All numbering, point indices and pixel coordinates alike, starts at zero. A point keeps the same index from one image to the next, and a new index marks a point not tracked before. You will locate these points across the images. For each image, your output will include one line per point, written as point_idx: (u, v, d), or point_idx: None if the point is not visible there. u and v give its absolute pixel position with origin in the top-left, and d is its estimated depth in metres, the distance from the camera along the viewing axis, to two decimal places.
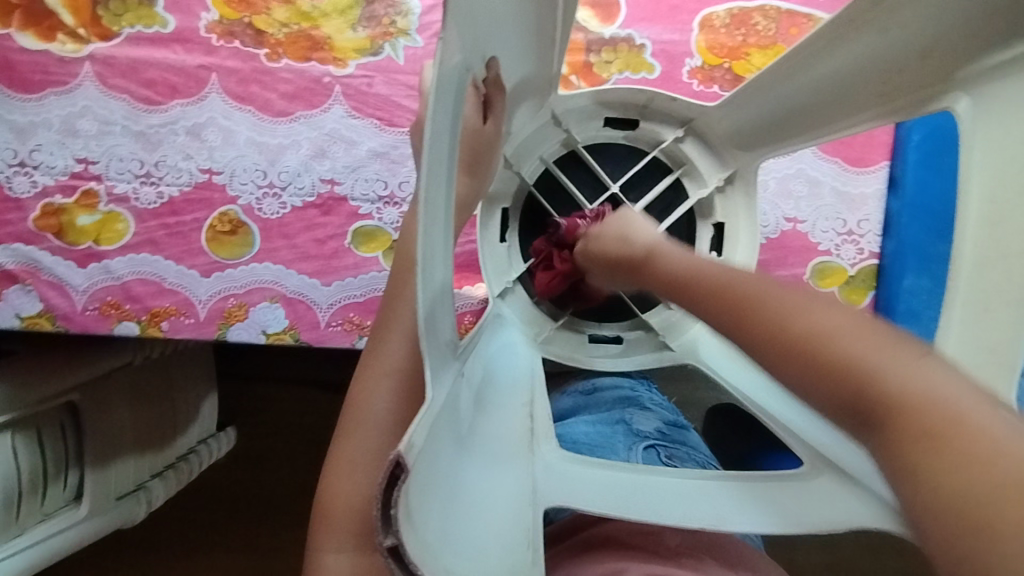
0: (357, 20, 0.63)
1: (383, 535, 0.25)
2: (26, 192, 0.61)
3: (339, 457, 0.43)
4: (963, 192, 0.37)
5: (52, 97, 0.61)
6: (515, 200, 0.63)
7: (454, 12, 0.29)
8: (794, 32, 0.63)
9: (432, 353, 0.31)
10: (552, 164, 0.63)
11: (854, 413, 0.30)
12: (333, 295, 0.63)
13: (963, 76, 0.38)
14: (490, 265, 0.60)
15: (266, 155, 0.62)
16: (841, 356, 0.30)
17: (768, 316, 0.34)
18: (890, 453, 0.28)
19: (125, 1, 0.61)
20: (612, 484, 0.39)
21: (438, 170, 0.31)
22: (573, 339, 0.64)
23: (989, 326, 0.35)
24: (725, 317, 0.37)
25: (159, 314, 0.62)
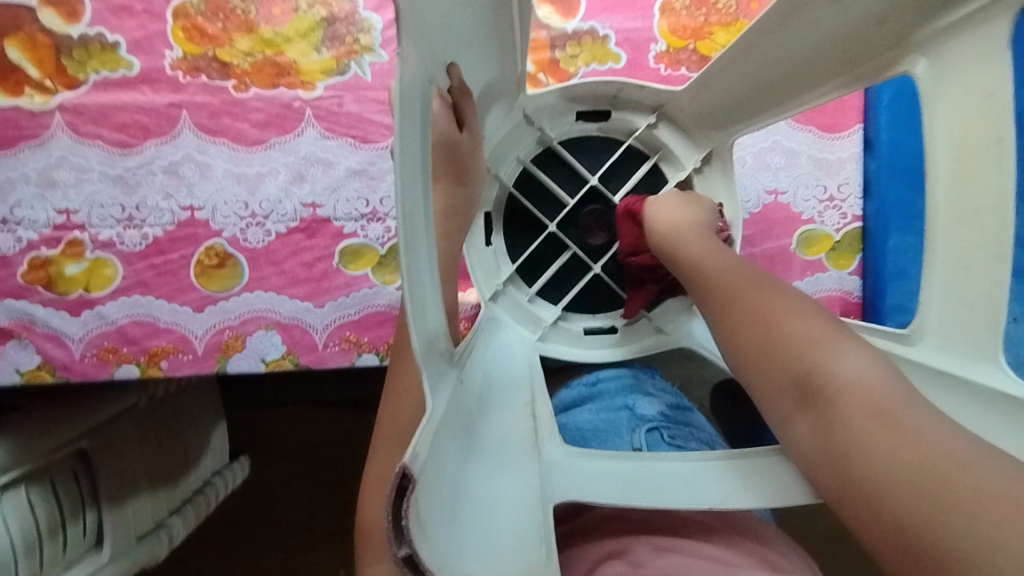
0: (320, 41, 0.62)
1: (397, 546, 0.26)
2: (12, 249, 0.62)
3: (372, 477, 0.44)
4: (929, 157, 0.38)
5: (26, 151, 0.61)
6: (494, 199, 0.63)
7: (408, 28, 0.29)
8: (754, 6, 0.64)
9: (428, 364, 0.31)
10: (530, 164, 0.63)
11: (792, 390, 0.40)
12: (328, 316, 0.64)
13: (920, 41, 0.39)
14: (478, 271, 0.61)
15: (247, 185, 0.63)
16: (814, 381, 0.39)
17: (741, 310, 0.44)
18: (823, 438, 0.37)
19: (88, 47, 0.61)
20: (619, 478, 0.41)
21: (410, 183, 0.31)
22: (568, 334, 0.64)
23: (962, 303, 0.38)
24: (717, 305, 0.46)
25: (157, 354, 0.63)
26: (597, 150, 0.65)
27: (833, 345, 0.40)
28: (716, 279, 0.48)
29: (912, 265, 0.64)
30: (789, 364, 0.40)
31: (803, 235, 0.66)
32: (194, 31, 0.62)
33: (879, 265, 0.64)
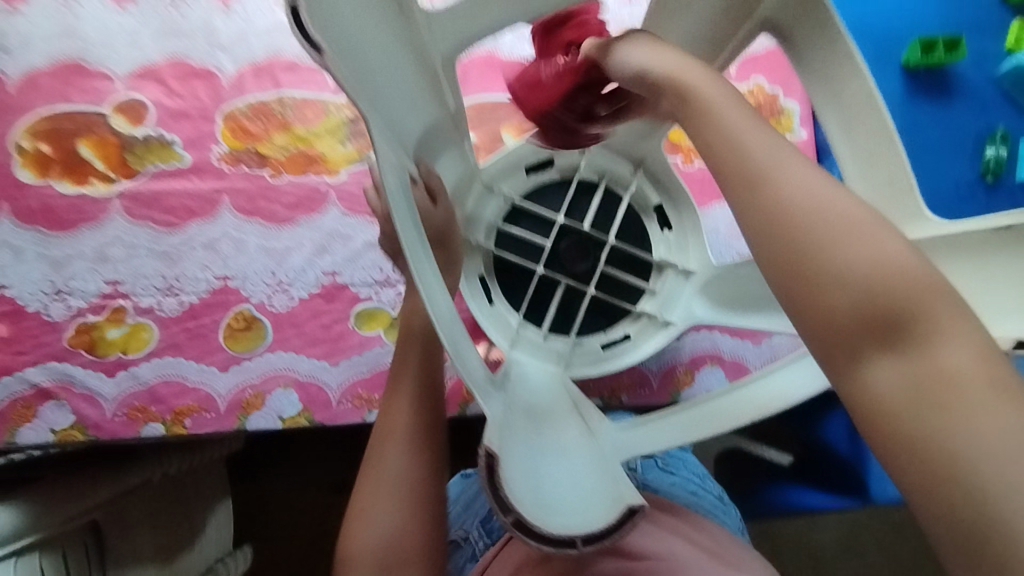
0: (345, 137, 0.73)
1: (505, 514, 0.36)
2: (62, 316, 0.69)
3: (355, 509, 0.54)
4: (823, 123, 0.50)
5: (85, 231, 0.70)
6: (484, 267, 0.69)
7: (371, 121, 0.37)
8: None
9: (478, 387, 0.39)
10: (503, 226, 0.69)
11: (874, 323, 0.31)
12: (342, 374, 0.69)
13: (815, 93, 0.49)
14: (490, 327, 0.66)
15: (275, 257, 0.71)
16: (817, 213, 0.33)
17: (807, 231, 0.32)
18: (904, 378, 0.30)
19: (148, 144, 0.72)
20: (663, 439, 0.47)
21: (415, 247, 0.38)
22: (590, 355, 0.69)
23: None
24: (778, 223, 0.33)
25: (182, 412, 0.68)
26: (555, 194, 0.71)
27: (874, 240, 0.32)
28: (785, 188, 0.33)
29: None
30: (803, 251, 0.32)
31: None
32: (239, 130, 0.73)
33: None
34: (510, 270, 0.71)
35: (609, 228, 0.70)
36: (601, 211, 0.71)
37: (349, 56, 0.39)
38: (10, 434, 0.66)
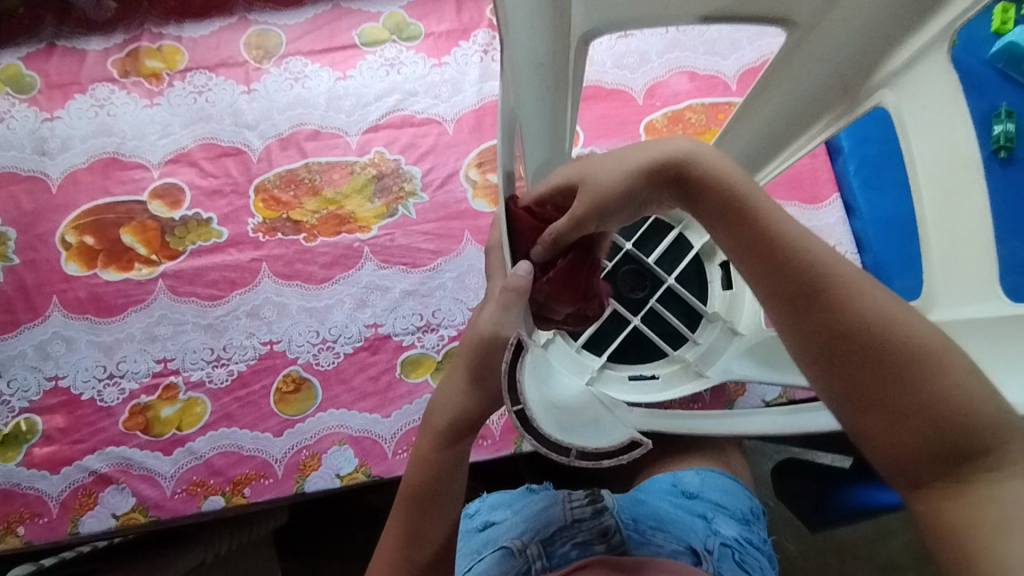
0: (372, 193, 0.75)
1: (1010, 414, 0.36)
2: (116, 400, 0.69)
3: None
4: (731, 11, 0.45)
5: (133, 313, 0.72)
6: (618, 370, 0.69)
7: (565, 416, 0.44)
8: (721, 117, 0.78)
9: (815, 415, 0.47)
10: (580, 343, 0.70)
11: (889, 382, 0.32)
12: (395, 425, 0.69)
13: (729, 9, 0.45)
14: (678, 389, 0.67)
15: (317, 316, 0.72)
16: (906, 344, 0.32)
17: (841, 297, 0.34)
18: (961, 505, 0.30)
19: (187, 225, 0.74)
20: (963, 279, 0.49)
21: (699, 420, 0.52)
22: (726, 301, 0.69)
23: (944, 155, 0.44)
24: (800, 288, 0.35)
25: (241, 481, 0.67)
26: None
27: (950, 376, 0.31)
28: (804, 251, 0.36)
29: (911, 264, 0.71)
30: (880, 371, 0.32)
31: None
32: (272, 201, 0.75)
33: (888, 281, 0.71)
34: (625, 350, 0.71)
35: (621, 247, 0.72)
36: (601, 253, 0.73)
37: (595, 431, 0.43)
38: (73, 524, 0.66)
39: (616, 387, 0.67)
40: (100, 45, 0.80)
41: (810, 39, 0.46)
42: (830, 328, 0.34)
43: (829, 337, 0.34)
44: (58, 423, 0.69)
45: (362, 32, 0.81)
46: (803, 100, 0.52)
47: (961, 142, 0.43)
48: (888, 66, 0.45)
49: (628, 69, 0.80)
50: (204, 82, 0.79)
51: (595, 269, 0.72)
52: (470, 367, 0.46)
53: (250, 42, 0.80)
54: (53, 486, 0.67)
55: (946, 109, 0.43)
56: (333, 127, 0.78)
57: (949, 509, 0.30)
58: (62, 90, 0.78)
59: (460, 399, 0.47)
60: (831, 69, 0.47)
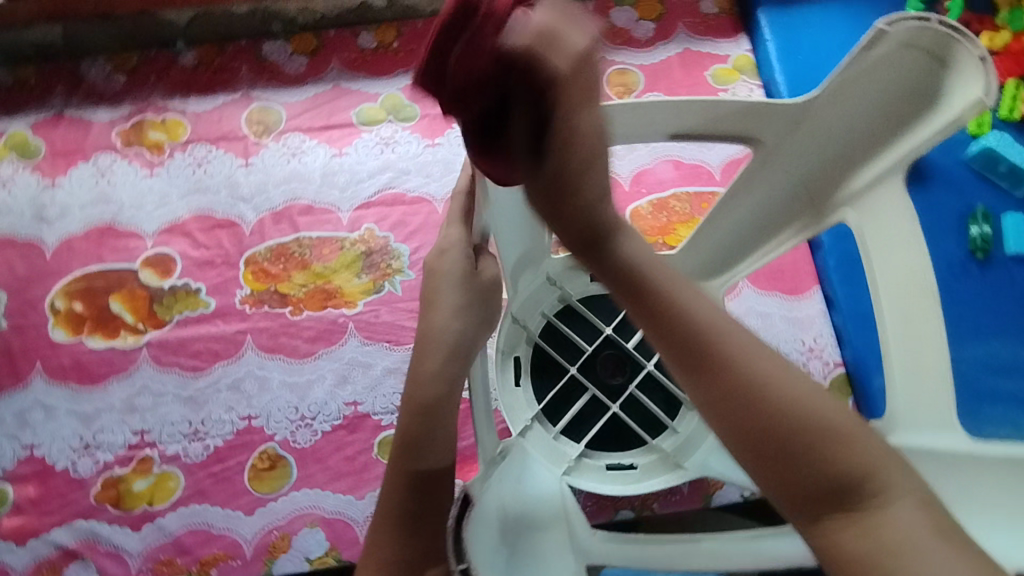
0: (360, 269, 0.77)
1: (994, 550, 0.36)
2: (90, 471, 0.69)
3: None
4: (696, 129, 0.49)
5: (114, 382, 0.72)
6: (595, 458, 0.68)
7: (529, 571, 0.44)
8: (705, 206, 0.79)
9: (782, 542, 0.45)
10: (558, 428, 0.69)
11: (774, 442, 0.29)
12: (368, 507, 0.68)
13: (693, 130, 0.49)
14: (655, 481, 0.66)
15: (298, 392, 0.72)
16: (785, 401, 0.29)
17: (721, 354, 0.31)
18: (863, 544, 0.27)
19: (176, 294, 0.75)
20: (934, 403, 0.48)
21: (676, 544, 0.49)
22: None
23: (900, 275, 0.44)
24: (683, 346, 0.32)
25: (208, 562, 0.66)
26: (542, 368, 0.72)
27: (830, 433, 0.29)
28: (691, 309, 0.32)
29: None
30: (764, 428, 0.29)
31: None
32: (261, 273, 0.76)
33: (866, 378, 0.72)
34: (604, 436, 0.70)
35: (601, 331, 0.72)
36: (581, 336, 0.73)
37: None
38: None
39: (593, 476, 0.67)
40: (106, 115, 0.83)
41: (776, 158, 0.51)
42: (713, 383, 0.30)
43: (713, 392, 0.30)
44: (29, 494, 0.68)
45: (360, 111, 0.84)
46: (770, 211, 0.56)
47: (920, 273, 0.42)
48: (849, 187, 0.48)
49: (616, 155, 0.82)
50: (204, 154, 0.81)
51: (575, 352, 0.72)
52: (458, 296, 0.44)
53: (251, 117, 0.83)
54: (18, 560, 0.66)
55: (898, 236, 0.44)
56: (326, 202, 0.79)
57: (851, 541, 0.27)
58: (66, 157, 0.81)
59: (446, 389, 0.41)
60: (795, 183, 0.52)
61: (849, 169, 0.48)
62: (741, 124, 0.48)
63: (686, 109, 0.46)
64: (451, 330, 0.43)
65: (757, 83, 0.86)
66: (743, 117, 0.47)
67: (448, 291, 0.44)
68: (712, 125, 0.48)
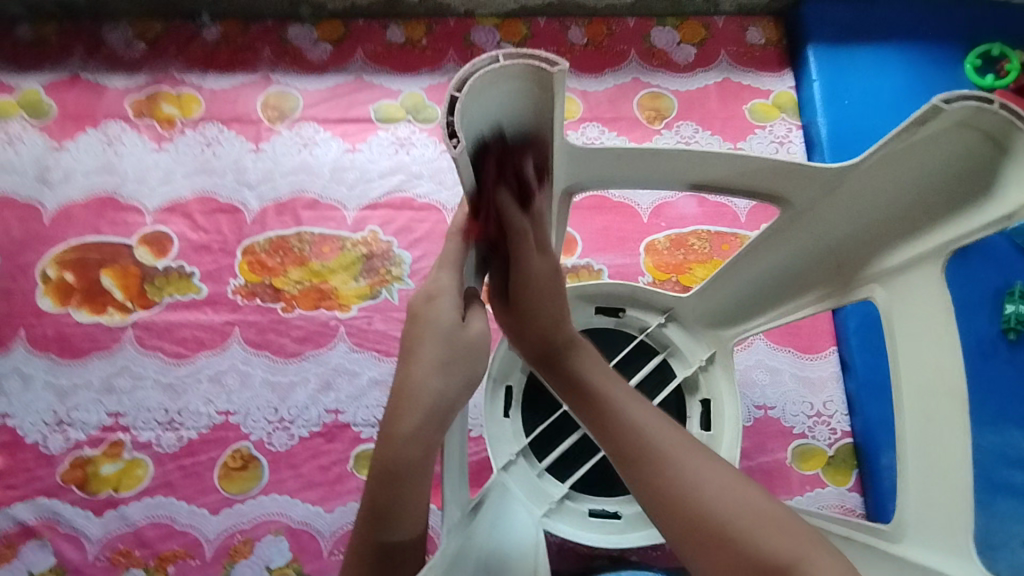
0: (359, 272, 0.74)
1: None
2: (59, 448, 0.67)
3: None
4: (726, 177, 0.46)
5: (95, 359, 0.70)
6: (579, 502, 0.65)
7: None
8: (725, 248, 0.76)
9: None
10: (544, 466, 0.65)
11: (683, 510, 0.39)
12: (336, 521, 0.66)
13: (720, 180, 0.46)
14: (637, 535, 0.63)
15: (279, 392, 0.70)
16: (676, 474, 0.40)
17: (629, 436, 0.42)
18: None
19: (168, 276, 0.73)
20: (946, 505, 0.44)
21: None
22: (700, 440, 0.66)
23: (927, 371, 0.41)
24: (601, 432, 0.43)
25: (167, 558, 0.64)
26: (533, 400, 0.69)
27: (709, 494, 0.39)
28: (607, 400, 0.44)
29: None
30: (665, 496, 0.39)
31: (796, 449, 0.70)
32: (257, 264, 0.74)
33: (872, 454, 0.68)
34: (591, 478, 0.67)
35: None
36: None
37: None
38: None
39: (572, 522, 0.63)
40: (121, 82, 0.81)
41: (805, 220, 0.47)
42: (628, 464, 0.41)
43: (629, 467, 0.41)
44: None
45: (379, 107, 0.81)
46: (791, 274, 0.52)
47: (949, 376, 0.39)
48: (885, 264, 0.45)
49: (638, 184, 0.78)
50: (214, 134, 0.79)
51: None
52: (441, 351, 0.40)
53: (267, 101, 0.81)
54: None
55: (931, 330, 0.41)
56: (332, 198, 0.77)
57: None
58: (75, 122, 0.79)
59: (421, 455, 0.38)
60: (823, 251, 0.49)
61: (887, 246, 0.45)
62: (773, 181, 0.45)
63: (711, 159, 0.43)
64: (427, 385, 0.39)
65: (797, 123, 0.82)
66: (777, 175, 0.44)
67: (431, 337, 0.40)
68: (741, 177, 0.45)
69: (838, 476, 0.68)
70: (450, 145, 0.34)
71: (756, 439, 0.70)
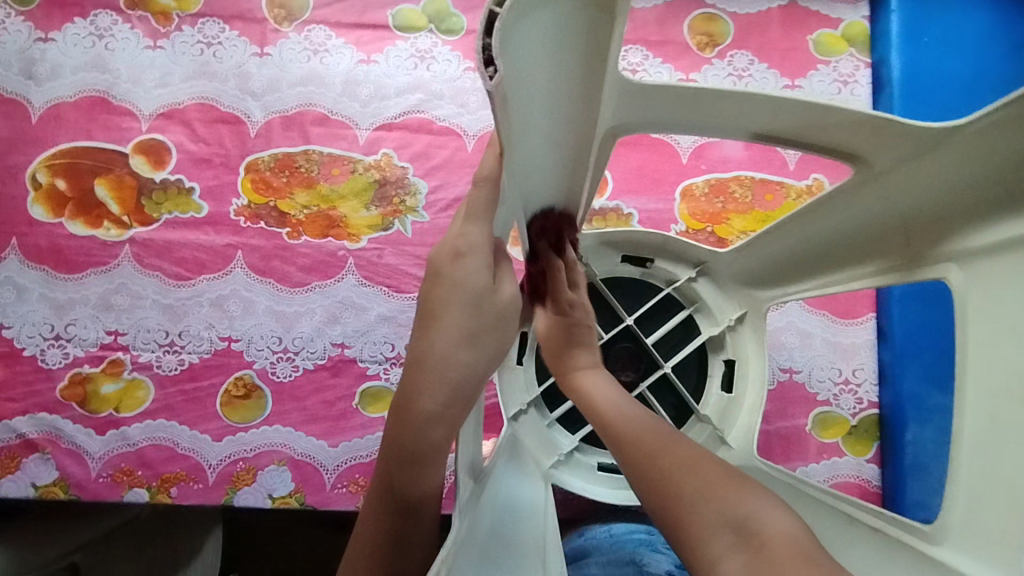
0: (370, 200, 0.69)
1: None
2: (57, 363, 0.65)
3: None
4: (803, 125, 0.39)
5: (92, 275, 0.67)
6: (588, 455, 0.63)
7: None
8: (768, 198, 0.69)
9: None
10: (555, 416, 0.63)
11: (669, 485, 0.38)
12: (340, 456, 0.65)
13: (790, 130, 0.40)
14: None
15: (284, 323, 0.67)
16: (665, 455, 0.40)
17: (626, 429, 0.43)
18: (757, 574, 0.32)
19: (167, 190, 0.68)
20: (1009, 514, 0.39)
21: None
22: (721, 401, 0.62)
23: (999, 368, 0.36)
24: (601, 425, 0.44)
25: (169, 480, 0.64)
26: (547, 348, 0.65)
27: (698, 474, 0.38)
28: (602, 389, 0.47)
29: (935, 411, 0.64)
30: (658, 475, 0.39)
31: (818, 416, 0.67)
32: (261, 184, 0.68)
33: (899, 427, 0.64)
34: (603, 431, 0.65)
35: (621, 319, 0.65)
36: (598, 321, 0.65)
37: None
38: None
39: (580, 475, 0.62)
40: None
41: (884, 179, 0.41)
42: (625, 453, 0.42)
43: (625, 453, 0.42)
44: None
45: (397, 13, 0.72)
46: (850, 237, 0.47)
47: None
48: (966, 242, 0.38)
49: None
50: (215, 33, 0.71)
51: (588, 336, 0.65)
52: (466, 320, 0.39)
53: None
54: None
55: (1009, 325, 0.35)
56: (343, 114, 0.70)
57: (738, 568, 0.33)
58: (62, 9, 0.71)
59: (440, 436, 0.37)
60: (893, 219, 0.43)
61: (971, 222, 0.38)
62: (853, 137, 0.39)
63: (787, 108, 0.37)
64: (448, 355, 0.38)
65: (866, 60, 0.73)
66: (862, 130, 0.38)
67: (454, 305, 0.39)
68: (817, 129, 0.39)
69: (858, 446, 0.66)
70: (486, 75, 0.27)
71: (777, 403, 0.67)
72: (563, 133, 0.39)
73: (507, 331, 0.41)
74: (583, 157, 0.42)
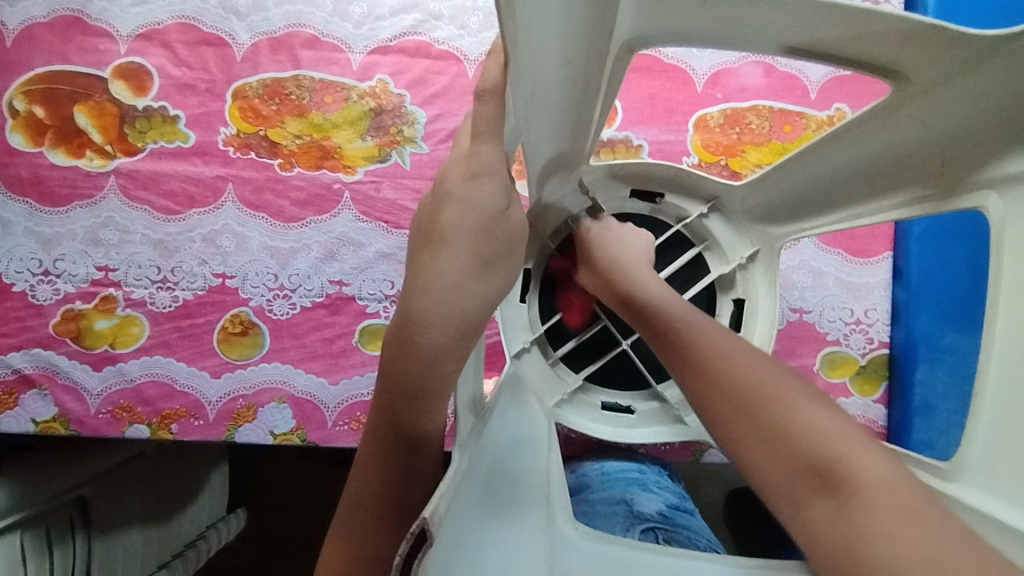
0: (366, 130, 0.65)
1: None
2: (48, 299, 0.63)
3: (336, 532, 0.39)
4: (836, 38, 0.35)
5: (78, 209, 0.64)
6: (591, 394, 0.62)
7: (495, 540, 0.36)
8: (787, 129, 0.65)
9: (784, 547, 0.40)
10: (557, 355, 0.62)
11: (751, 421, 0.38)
12: (341, 394, 0.64)
13: (824, 42, 0.36)
14: (647, 431, 0.60)
15: (279, 259, 0.64)
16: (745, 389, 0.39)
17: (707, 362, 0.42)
18: (839, 522, 0.32)
19: (150, 119, 0.64)
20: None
21: None
22: None
23: None
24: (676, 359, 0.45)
25: (169, 416, 0.63)
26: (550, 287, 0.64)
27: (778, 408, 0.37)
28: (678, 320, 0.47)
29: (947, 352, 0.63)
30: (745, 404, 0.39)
31: (827, 355, 0.65)
32: (249, 112, 0.65)
33: (908, 367, 0.63)
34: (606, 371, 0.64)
35: None
36: None
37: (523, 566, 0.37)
38: None
39: (583, 412, 0.61)
40: None
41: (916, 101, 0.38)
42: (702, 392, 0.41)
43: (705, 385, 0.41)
44: None
45: None
46: (875, 166, 0.44)
47: None
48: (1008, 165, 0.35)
49: None
50: None
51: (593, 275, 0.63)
52: (477, 248, 0.39)
53: None
54: None
55: None
56: (335, 36, 0.65)
57: (820, 507, 0.33)
58: None
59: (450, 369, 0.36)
60: (921, 145, 0.40)
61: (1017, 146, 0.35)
62: (892, 50, 0.35)
63: (824, 18, 0.33)
64: (456, 283, 0.38)
65: None
66: (901, 42, 0.34)
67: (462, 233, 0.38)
68: (855, 42, 0.35)
69: (866, 386, 0.64)
70: None
71: (786, 344, 0.65)
72: (575, 49, 0.35)
73: (515, 257, 0.41)
74: (596, 77, 0.39)
